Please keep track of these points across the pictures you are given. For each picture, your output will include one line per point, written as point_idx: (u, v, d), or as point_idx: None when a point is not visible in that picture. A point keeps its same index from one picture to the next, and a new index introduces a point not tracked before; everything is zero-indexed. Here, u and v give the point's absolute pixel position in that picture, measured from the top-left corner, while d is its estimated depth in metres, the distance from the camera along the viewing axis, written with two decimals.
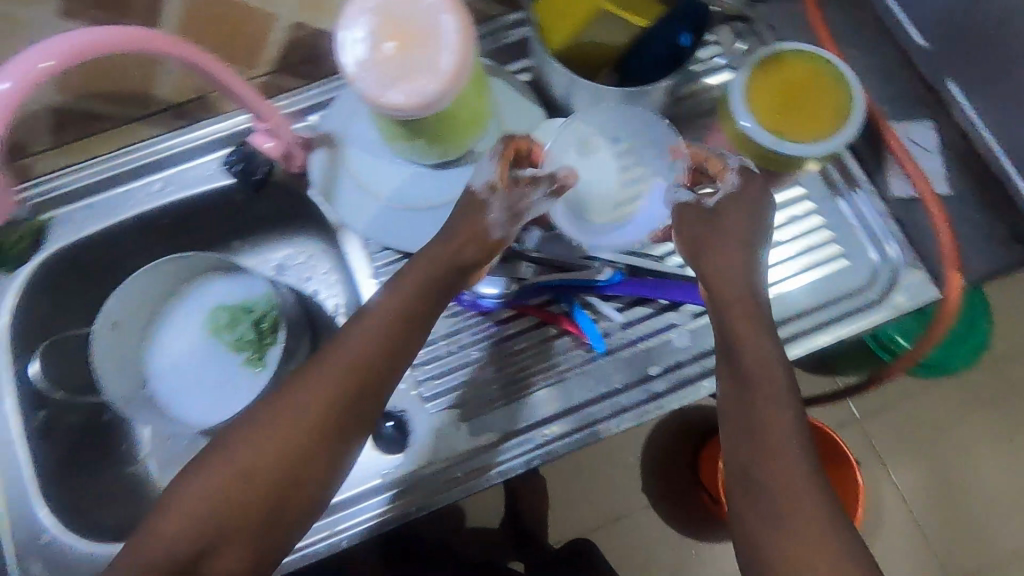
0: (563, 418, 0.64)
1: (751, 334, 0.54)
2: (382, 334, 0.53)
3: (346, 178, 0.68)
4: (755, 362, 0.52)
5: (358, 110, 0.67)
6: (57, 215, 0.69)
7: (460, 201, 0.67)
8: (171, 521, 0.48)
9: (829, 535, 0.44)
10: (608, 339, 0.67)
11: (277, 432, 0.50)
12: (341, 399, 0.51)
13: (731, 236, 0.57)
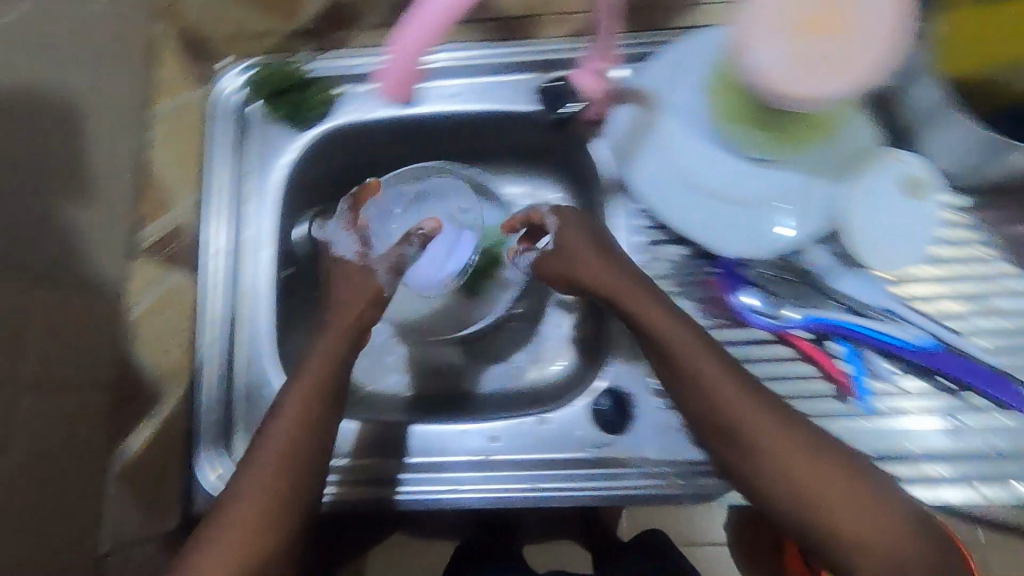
0: None
1: (703, 351, 0.54)
2: (337, 318, 0.62)
3: (653, 142, 0.61)
4: (718, 381, 0.53)
5: (690, 73, 0.59)
6: (349, 91, 0.68)
7: (775, 204, 0.59)
8: (228, 529, 0.53)
9: (913, 542, 0.47)
10: (879, 400, 0.59)
11: (288, 444, 0.56)
12: (308, 411, 0.57)
13: (630, 293, 0.57)
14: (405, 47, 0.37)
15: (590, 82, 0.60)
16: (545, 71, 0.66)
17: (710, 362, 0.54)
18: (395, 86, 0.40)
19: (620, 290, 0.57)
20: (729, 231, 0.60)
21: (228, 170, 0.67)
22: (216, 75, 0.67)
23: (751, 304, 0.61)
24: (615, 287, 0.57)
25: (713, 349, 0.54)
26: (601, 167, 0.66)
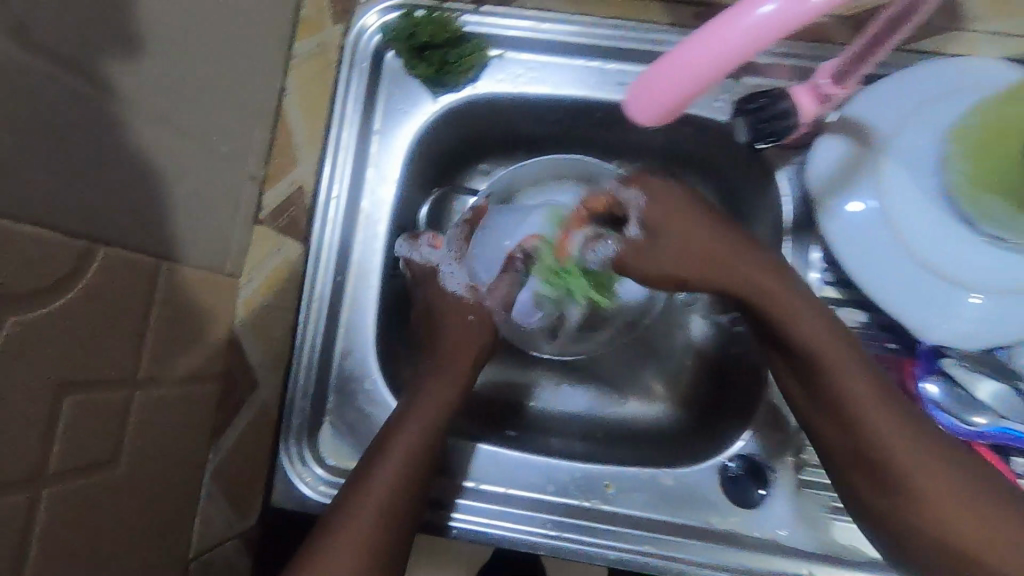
0: None
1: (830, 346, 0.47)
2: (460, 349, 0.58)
3: (864, 185, 0.52)
4: (848, 382, 0.46)
5: (928, 117, 0.50)
6: (504, 56, 0.58)
7: (993, 290, 0.50)
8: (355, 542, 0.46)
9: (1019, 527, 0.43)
10: None
11: (422, 446, 0.51)
12: (444, 408, 0.53)
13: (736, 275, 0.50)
14: (710, 48, 0.30)
15: (809, 105, 0.49)
16: (734, 75, 0.56)
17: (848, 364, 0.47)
18: (648, 107, 0.33)
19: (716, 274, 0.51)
20: (931, 310, 0.51)
21: (353, 125, 0.57)
22: (358, 10, 0.57)
23: (935, 396, 0.51)
24: (730, 270, 0.50)
25: (860, 356, 0.47)
26: (784, 201, 0.57)
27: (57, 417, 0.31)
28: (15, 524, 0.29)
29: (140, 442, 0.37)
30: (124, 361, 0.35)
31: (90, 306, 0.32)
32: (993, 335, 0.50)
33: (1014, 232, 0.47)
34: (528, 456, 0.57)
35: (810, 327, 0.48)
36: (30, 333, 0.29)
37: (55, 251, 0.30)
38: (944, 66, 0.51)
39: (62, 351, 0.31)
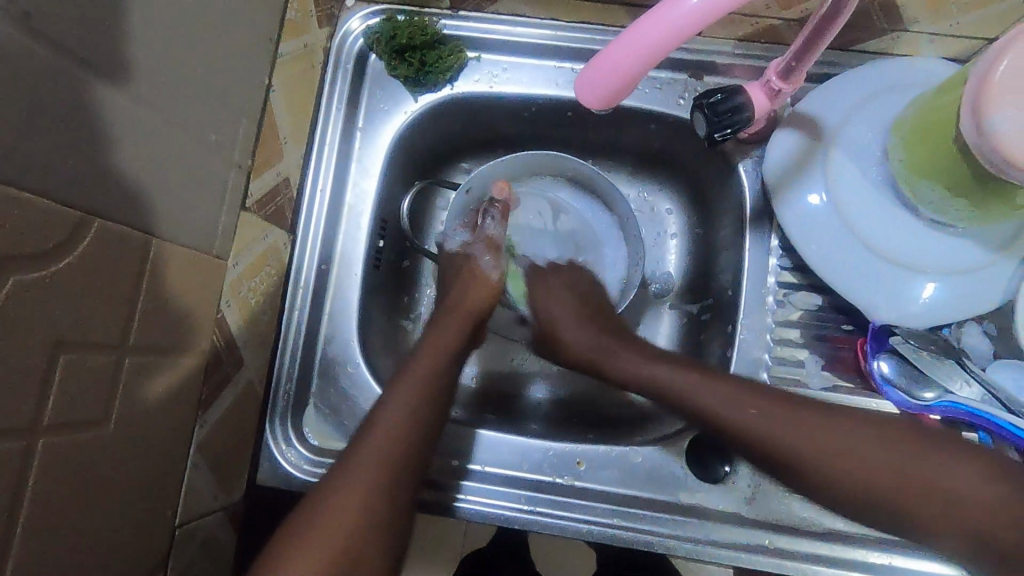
0: (873, 551, 0.54)
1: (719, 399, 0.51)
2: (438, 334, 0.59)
3: (815, 176, 0.55)
4: (724, 405, 0.51)
5: (874, 112, 0.53)
6: (481, 58, 0.62)
7: (937, 273, 0.53)
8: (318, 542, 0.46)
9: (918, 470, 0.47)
10: None
11: (399, 437, 0.51)
12: (415, 399, 0.53)
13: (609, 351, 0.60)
14: (642, 43, 0.33)
15: (761, 101, 0.52)
16: (698, 75, 0.60)
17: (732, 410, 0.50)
18: (591, 94, 0.36)
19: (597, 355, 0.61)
20: (880, 292, 0.54)
21: (337, 122, 0.60)
22: (343, 14, 0.60)
23: (885, 373, 0.54)
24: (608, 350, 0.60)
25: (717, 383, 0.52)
26: (744, 191, 0.60)
27: (52, 372, 0.34)
28: (11, 467, 0.32)
29: (130, 406, 0.40)
30: (117, 328, 0.38)
31: (84, 273, 0.35)
32: (938, 314, 0.53)
33: (952, 215, 0.50)
34: (505, 436, 0.59)
35: (695, 388, 0.52)
36: (27, 293, 0.32)
37: (54, 221, 0.33)
38: (888, 63, 0.55)
39: (50, 317, 0.33)
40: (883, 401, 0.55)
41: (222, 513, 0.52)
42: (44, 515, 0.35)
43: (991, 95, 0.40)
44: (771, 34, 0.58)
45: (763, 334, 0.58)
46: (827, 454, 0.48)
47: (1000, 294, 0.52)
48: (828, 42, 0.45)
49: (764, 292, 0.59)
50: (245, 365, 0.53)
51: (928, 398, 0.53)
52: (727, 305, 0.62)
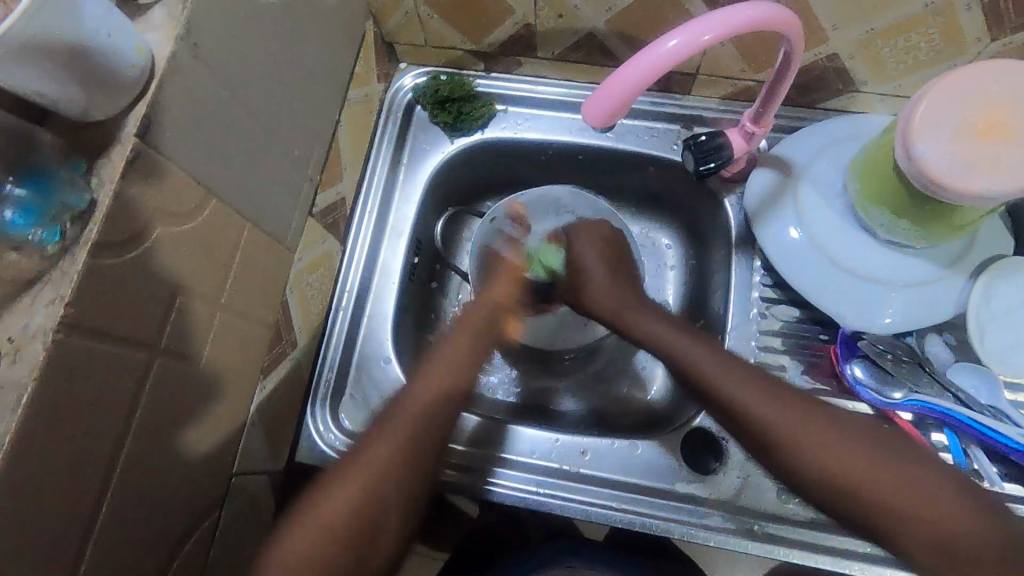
0: (853, 539, 0.58)
1: (710, 357, 0.55)
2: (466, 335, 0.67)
3: (788, 206, 0.65)
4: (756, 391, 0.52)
5: (834, 152, 0.64)
6: (507, 110, 0.75)
7: (896, 287, 0.61)
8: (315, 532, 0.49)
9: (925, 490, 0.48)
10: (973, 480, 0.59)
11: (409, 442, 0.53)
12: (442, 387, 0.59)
13: (628, 313, 0.63)
14: (634, 69, 0.42)
15: (739, 141, 0.63)
16: (688, 126, 0.72)
17: (712, 364, 0.55)
18: (595, 111, 0.45)
19: (625, 318, 0.63)
20: (847, 304, 0.62)
21: (385, 158, 0.73)
22: (397, 74, 0.75)
23: (859, 376, 0.62)
24: (626, 308, 0.63)
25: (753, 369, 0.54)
26: (730, 220, 0.70)
27: (170, 307, 0.42)
28: (135, 375, 0.40)
29: (215, 356, 0.49)
30: (217, 286, 0.47)
31: (204, 235, 0.44)
32: (897, 323, 0.60)
33: (902, 236, 0.59)
34: (516, 427, 0.66)
35: (684, 344, 0.57)
36: (164, 241, 0.40)
37: (190, 192, 0.42)
38: (844, 119, 0.66)
39: (177, 275, 0.42)
40: (859, 403, 0.63)
41: (265, 478, 0.59)
42: (140, 443, 0.41)
43: (912, 130, 0.50)
44: (747, 94, 0.69)
45: (748, 341, 0.66)
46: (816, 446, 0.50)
47: (952, 308, 0.60)
48: (787, 91, 0.56)
49: (747, 306, 0.68)
50: (297, 347, 0.61)
51: (897, 397, 0.61)
52: (717, 320, 0.70)
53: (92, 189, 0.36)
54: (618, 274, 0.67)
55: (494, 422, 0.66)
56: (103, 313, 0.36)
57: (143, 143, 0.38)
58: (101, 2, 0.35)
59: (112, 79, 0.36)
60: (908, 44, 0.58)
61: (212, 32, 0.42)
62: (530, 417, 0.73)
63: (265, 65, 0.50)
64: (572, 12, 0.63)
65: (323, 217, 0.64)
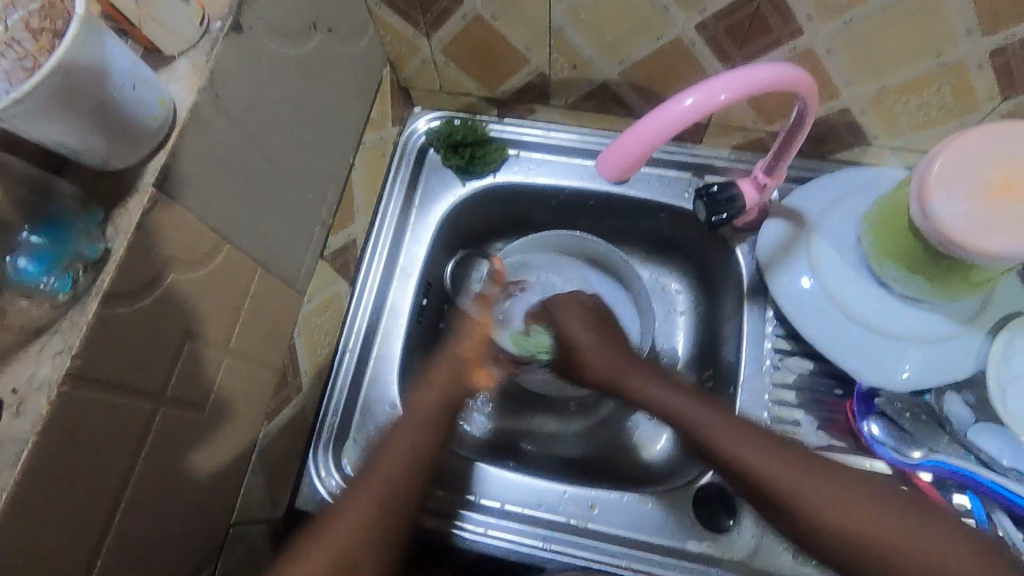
0: None
1: (699, 414, 0.55)
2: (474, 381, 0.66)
3: (802, 257, 0.64)
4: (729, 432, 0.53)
5: (849, 206, 0.64)
6: (520, 154, 0.75)
7: (912, 342, 0.60)
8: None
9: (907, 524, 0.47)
10: None
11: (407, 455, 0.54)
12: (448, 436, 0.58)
13: (631, 374, 0.60)
14: (651, 125, 0.43)
15: (750, 193, 0.63)
16: (699, 173, 0.73)
17: (711, 422, 0.54)
18: (611, 165, 0.45)
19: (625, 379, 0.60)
20: (862, 358, 0.61)
21: (397, 200, 0.73)
22: (411, 117, 0.76)
23: (876, 434, 0.60)
24: (625, 371, 0.61)
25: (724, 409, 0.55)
26: (742, 269, 0.70)
27: (179, 353, 0.42)
28: (139, 424, 0.39)
29: (221, 403, 0.48)
30: (225, 331, 0.47)
31: (216, 281, 0.44)
32: (915, 379, 0.59)
33: (917, 291, 0.58)
34: (525, 476, 0.64)
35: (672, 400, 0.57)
36: (176, 287, 0.40)
37: (203, 238, 0.42)
38: (854, 170, 0.66)
39: (187, 323, 0.42)
40: (877, 462, 0.61)
41: (263, 525, 0.58)
42: (140, 494, 0.40)
43: (929, 189, 0.50)
44: (759, 144, 0.69)
45: (761, 394, 0.65)
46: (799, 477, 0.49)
47: (971, 364, 0.59)
48: (801, 144, 0.55)
49: (761, 357, 0.67)
50: (302, 390, 0.60)
51: (916, 456, 0.59)
52: (728, 370, 0.69)
53: (108, 238, 0.36)
54: (613, 338, 0.64)
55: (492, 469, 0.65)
56: (112, 363, 0.36)
57: (161, 192, 0.38)
58: (129, 54, 0.36)
59: (135, 128, 0.36)
60: (919, 101, 0.58)
61: (235, 84, 0.43)
62: (502, 457, 0.71)
63: (285, 112, 0.51)
64: (587, 63, 0.64)
65: (334, 258, 0.64)
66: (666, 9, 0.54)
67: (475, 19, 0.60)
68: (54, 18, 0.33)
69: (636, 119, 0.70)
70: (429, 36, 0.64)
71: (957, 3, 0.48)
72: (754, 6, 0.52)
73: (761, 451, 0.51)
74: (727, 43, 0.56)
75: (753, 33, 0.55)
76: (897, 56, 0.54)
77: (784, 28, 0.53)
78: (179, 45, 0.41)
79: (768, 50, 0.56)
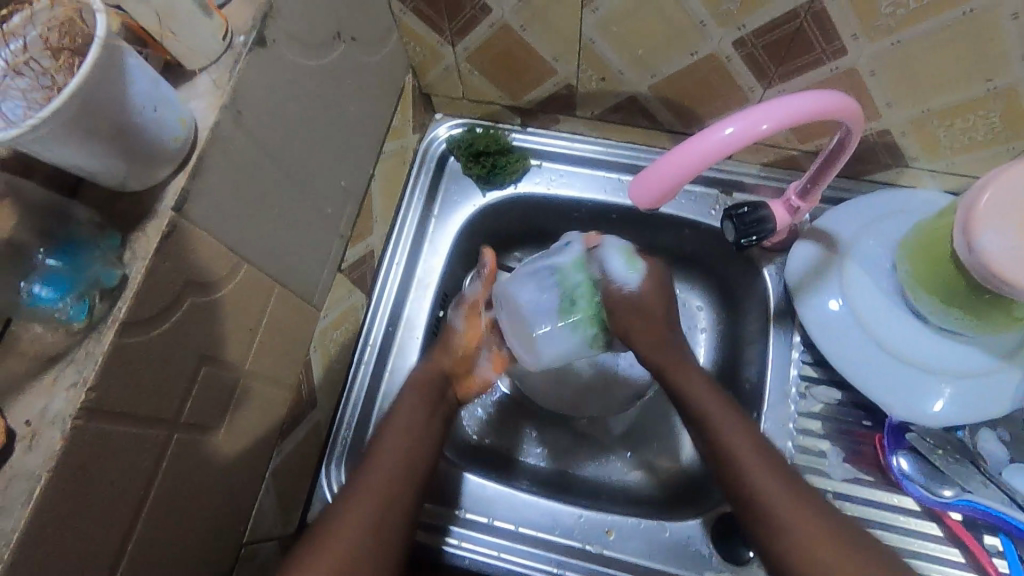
0: None
1: (724, 413, 0.56)
2: None
3: (833, 283, 0.62)
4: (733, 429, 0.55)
5: (884, 231, 0.61)
6: (542, 165, 0.73)
7: (946, 376, 0.58)
8: None
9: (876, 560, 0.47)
10: None
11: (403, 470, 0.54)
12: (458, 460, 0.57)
13: (678, 372, 0.60)
14: (688, 151, 0.41)
15: (782, 215, 0.60)
16: (727, 191, 0.71)
17: (733, 428, 0.55)
18: (644, 192, 0.43)
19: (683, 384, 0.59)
20: (893, 391, 0.59)
21: (416, 209, 0.72)
22: (432, 124, 0.74)
23: (906, 469, 0.59)
24: (682, 369, 0.59)
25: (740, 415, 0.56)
26: (768, 291, 0.68)
27: (194, 377, 0.41)
28: (153, 453, 0.38)
29: (235, 424, 0.47)
30: (240, 350, 0.45)
31: (233, 304, 0.43)
32: (948, 416, 0.57)
33: (955, 325, 0.56)
34: (542, 498, 0.63)
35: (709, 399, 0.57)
36: (193, 311, 0.39)
37: (222, 259, 0.41)
38: (890, 192, 0.64)
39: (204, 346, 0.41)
40: (905, 498, 0.60)
41: (275, 543, 0.57)
42: (154, 520, 0.39)
43: (977, 220, 0.47)
44: (790, 162, 0.67)
45: (785, 423, 0.64)
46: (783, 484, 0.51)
47: (1008, 402, 0.57)
48: (839, 170, 0.53)
49: (785, 384, 0.65)
50: (317, 406, 0.59)
51: (947, 496, 0.57)
52: (751, 394, 0.67)
53: (126, 265, 0.35)
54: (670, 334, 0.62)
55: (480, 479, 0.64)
56: (126, 394, 0.35)
57: (180, 217, 0.37)
58: (150, 73, 0.34)
59: (155, 151, 0.35)
60: (964, 126, 0.56)
61: (257, 102, 0.42)
62: (516, 475, 0.70)
63: (306, 124, 0.49)
64: (615, 76, 0.62)
65: (351, 270, 0.62)
66: (703, 25, 0.52)
67: (502, 28, 0.58)
68: (74, 36, 0.31)
69: (664, 132, 0.68)
70: (453, 44, 0.62)
71: (1015, 28, 0.45)
72: (797, 24, 0.49)
73: (768, 475, 0.52)
74: (765, 60, 0.54)
75: (793, 52, 0.52)
76: (944, 79, 0.51)
77: (826, 48, 0.51)
78: (202, 60, 0.39)
79: (808, 69, 0.54)
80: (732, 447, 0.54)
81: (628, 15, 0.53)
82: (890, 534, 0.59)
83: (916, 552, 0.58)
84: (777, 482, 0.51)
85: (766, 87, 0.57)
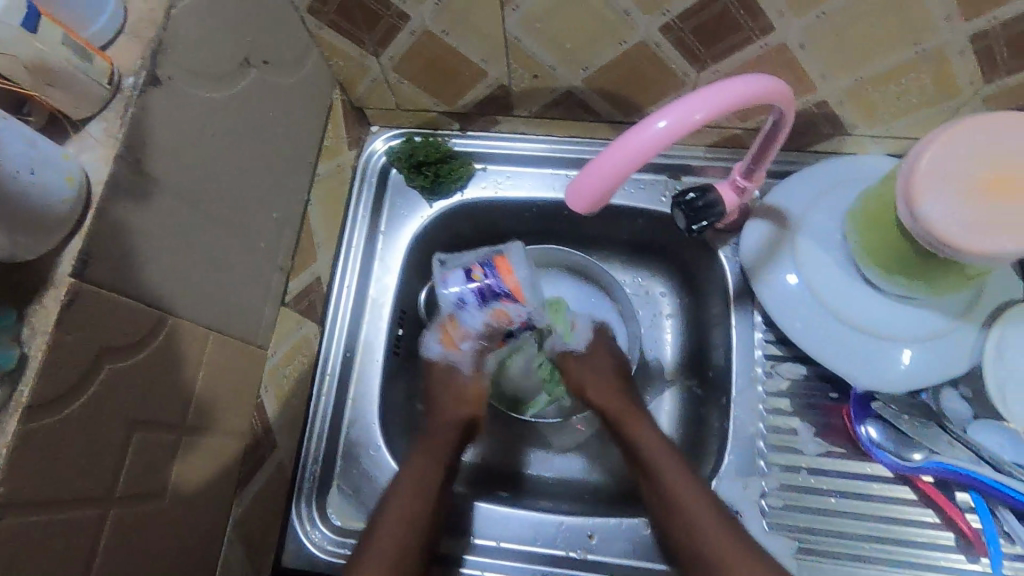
0: None
1: (681, 474, 0.57)
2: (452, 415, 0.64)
3: (787, 260, 0.62)
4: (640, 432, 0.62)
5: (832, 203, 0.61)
6: (487, 168, 0.71)
7: (904, 341, 0.58)
8: None
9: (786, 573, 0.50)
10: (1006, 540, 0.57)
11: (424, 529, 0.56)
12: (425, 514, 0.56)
13: (627, 411, 0.64)
14: (626, 151, 0.39)
15: (730, 197, 0.59)
16: (675, 175, 0.70)
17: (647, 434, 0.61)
18: (581, 195, 0.41)
19: (654, 456, 0.59)
20: (855, 361, 0.59)
21: (362, 226, 0.69)
22: (367, 138, 0.71)
23: (874, 438, 0.60)
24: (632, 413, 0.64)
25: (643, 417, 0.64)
26: (726, 273, 0.67)
27: (127, 447, 0.38)
28: (87, 535, 0.36)
29: (182, 487, 0.44)
30: (179, 409, 0.43)
31: (158, 364, 0.40)
32: (909, 379, 0.58)
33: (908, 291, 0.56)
34: (520, 509, 0.63)
35: (660, 451, 0.59)
36: (116, 380, 0.37)
37: (142, 319, 0.38)
38: (836, 162, 0.63)
39: (131, 414, 0.38)
40: (877, 465, 0.61)
41: None
42: None
43: (919, 186, 0.47)
44: (735, 141, 0.66)
45: (755, 405, 0.63)
46: (681, 526, 0.55)
47: (966, 361, 0.58)
48: (780, 147, 0.52)
49: (751, 366, 0.65)
50: (277, 447, 0.57)
51: (917, 459, 0.59)
52: (719, 377, 0.67)
53: (23, 344, 0.32)
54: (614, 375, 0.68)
55: (497, 509, 0.62)
56: (43, 481, 0.33)
57: (82, 282, 0.34)
58: (20, 131, 0.32)
59: (38, 217, 0.32)
60: (898, 90, 0.55)
61: (156, 144, 0.39)
62: (495, 488, 0.68)
63: (220, 159, 0.46)
64: (549, 72, 0.60)
65: (297, 301, 0.59)
66: (627, 14, 0.51)
67: (425, 35, 0.55)
68: None
69: (605, 123, 0.67)
70: (377, 55, 0.59)
71: None
72: (721, 4, 0.48)
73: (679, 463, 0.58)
74: (695, 43, 0.53)
75: (721, 32, 0.51)
76: (872, 47, 0.51)
77: (754, 25, 0.50)
78: (88, 109, 0.36)
79: (738, 49, 0.53)
80: (671, 486, 0.57)
81: (551, 10, 0.51)
82: (863, 504, 0.60)
83: (891, 518, 0.59)
84: (648, 433, 0.61)
85: (700, 69, 0.56)
